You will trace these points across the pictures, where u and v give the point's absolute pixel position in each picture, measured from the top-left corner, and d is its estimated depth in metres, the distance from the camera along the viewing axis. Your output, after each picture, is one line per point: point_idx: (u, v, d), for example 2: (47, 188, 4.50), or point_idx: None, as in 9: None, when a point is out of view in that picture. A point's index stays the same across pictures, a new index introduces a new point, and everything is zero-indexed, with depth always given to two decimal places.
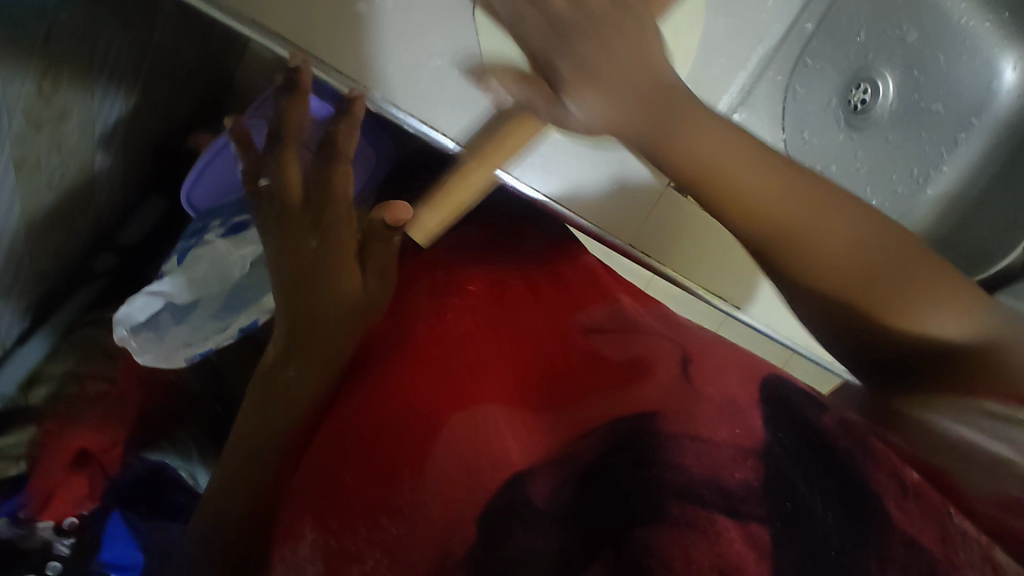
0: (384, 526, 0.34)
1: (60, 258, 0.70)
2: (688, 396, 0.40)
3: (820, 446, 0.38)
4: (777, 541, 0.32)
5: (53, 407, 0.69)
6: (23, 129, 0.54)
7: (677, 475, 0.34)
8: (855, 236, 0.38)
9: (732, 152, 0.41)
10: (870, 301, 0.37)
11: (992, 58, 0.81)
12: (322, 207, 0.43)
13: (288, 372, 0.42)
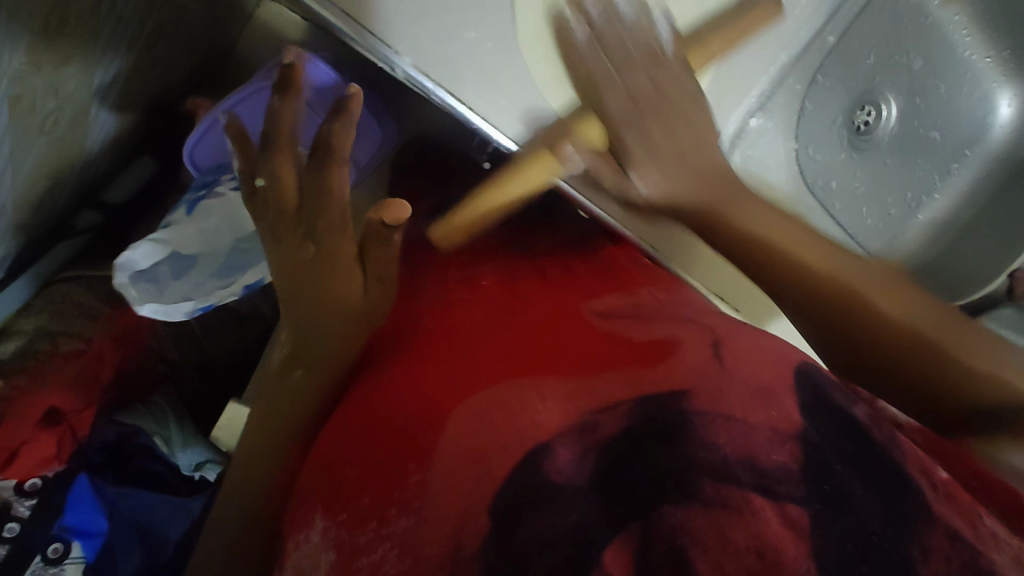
0: (393, 519, 0.31)
1: (42, 211, 0.67)
2: (720, 375, 0.36)
3: (858, 433, 0.33)
4: (817, 523, 0.28)
5: (21, 363, 0.65)
6: (22, 67, 0.52)
7: (712, 454, 0.30)
8: (879, 286, 0.38)
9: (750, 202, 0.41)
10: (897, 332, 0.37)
11: (988, 94, 0.72)
12: (313, 214, 0.38)
13: (295, 374, 0.45)
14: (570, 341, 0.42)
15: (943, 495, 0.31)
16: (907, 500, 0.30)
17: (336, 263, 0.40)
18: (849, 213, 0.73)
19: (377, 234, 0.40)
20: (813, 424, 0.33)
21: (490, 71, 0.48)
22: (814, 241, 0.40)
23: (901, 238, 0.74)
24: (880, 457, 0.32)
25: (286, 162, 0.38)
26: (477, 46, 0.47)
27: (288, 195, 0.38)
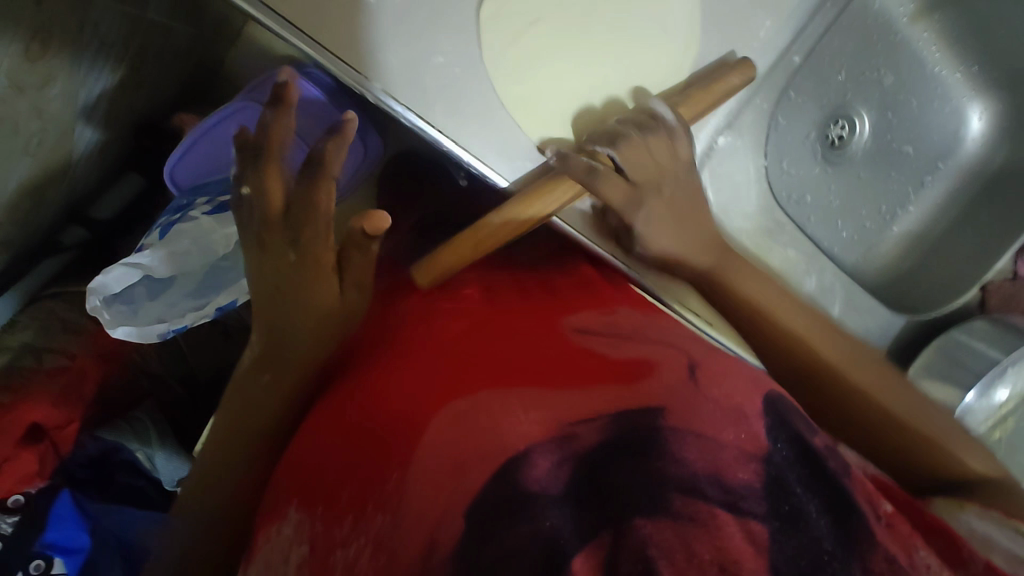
0: (369, 517, 0.33)
1: (27, 230, 0.68)
2: (690, 395, 0.37)
3: (814, 462, 0.36)
4: (776, 536, 0.31)
5: (7, 378, 0.64)
6: (5, 92, 0.53)
7: (682, 469, 0.32)
8: (894, 384, 0.50)
9: (785, 309, 0.52)
10: (919, 434, 0.48)
11: (959, 108, 0.73)
12: (297, 225, 0.38)
13: (262, 377, 0.43)
14: (545, 357, 0.40)
15: (885, 525, 0.34)
16: (853, 523, 0.33)
17: (316, 263, 0.40)
18: (825, 225, 0.74)
19: (357, 241, 0.40)
20: (775, 445, 0.36)
21: (462, 97, 0.48)
22: (809, 321, 0.52)
23: (877, 249, 0.75)
24: (834, 483, 0.35)
25: (274, 173, 0.36)
26: (446, 71, 0.47)
27: (273, 201, 0.37)
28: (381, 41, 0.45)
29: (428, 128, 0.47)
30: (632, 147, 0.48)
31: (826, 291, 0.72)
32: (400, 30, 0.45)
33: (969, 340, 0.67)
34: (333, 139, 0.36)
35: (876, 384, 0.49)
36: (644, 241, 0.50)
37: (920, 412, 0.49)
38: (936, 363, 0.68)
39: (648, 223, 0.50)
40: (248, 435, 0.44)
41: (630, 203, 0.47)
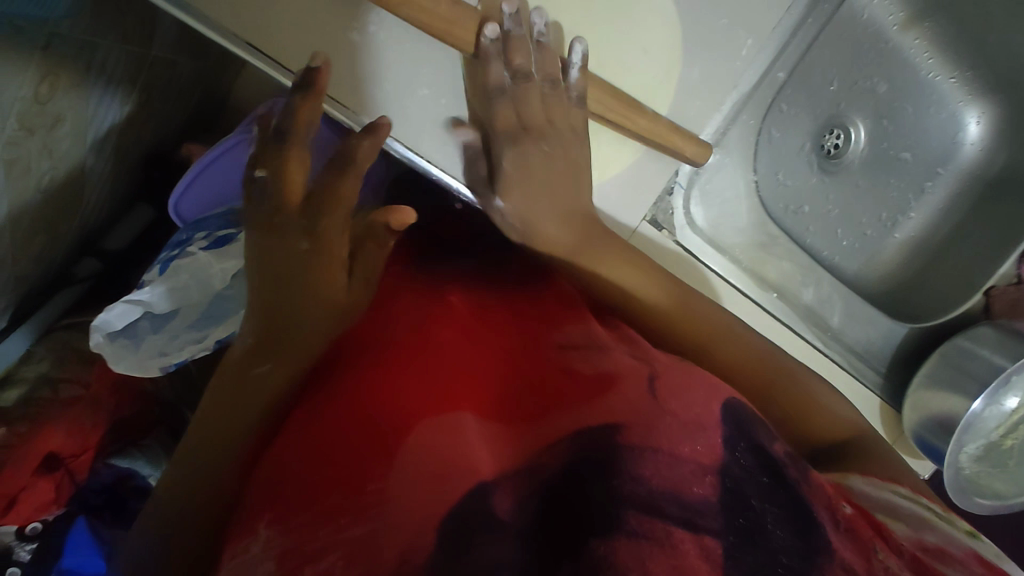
0: (347, 527, 0.31)
1: (40, 264, 0.70)
2: (651, 412, 0.35)
3: (773, 473, 0.35)
4: (730, 552, 0.30)
5: (24, 410, 0.69)
6: (16, 134, 0.55)
7: (638, 487, 0.31)
8: (759, 347, 0.51)
9: (627, 269, 0.51)
10: (776, 389, 0.50)
11: (956, 113, 0.72)
12: (320, 211, 0.42)
13: (258, 368, 0.41)
14: (531, 381, 0.42)
15: (844, 530, 0.33)
16: (817, 537, 0.32)
17: (328, 259, 0.42)
18: (824, 236, 0.74)
19: (378, 235, 0.45)
20: (733, 456, 0.34)
21: (446, 123, 0.49)
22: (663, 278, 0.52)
23: (877, 259, 0.75)
24: (793, 494, 0.34)
25: (296, 163, 0.42)
26: (431, 102, 0.48)
27: (293, 193, 0.42)
28: (372, 79, 0.46)
29: (420, 158, 0.49)
30: (528, 95, 0.48)
31: (823, 303, 0.71)
32: (389, 66, 0.46)
33: (974, 347, 0.66)
34: (367, 139, 0.43)
35: (741, 341, 0.51)
36: (501, 187, 0.49)
37: (782, 360, 0.52)
38: (939, 370, 0.66)
39: (513, 171, 0.49)
40: (223, 436, 0.41)
41: (506, 132, 0.48)
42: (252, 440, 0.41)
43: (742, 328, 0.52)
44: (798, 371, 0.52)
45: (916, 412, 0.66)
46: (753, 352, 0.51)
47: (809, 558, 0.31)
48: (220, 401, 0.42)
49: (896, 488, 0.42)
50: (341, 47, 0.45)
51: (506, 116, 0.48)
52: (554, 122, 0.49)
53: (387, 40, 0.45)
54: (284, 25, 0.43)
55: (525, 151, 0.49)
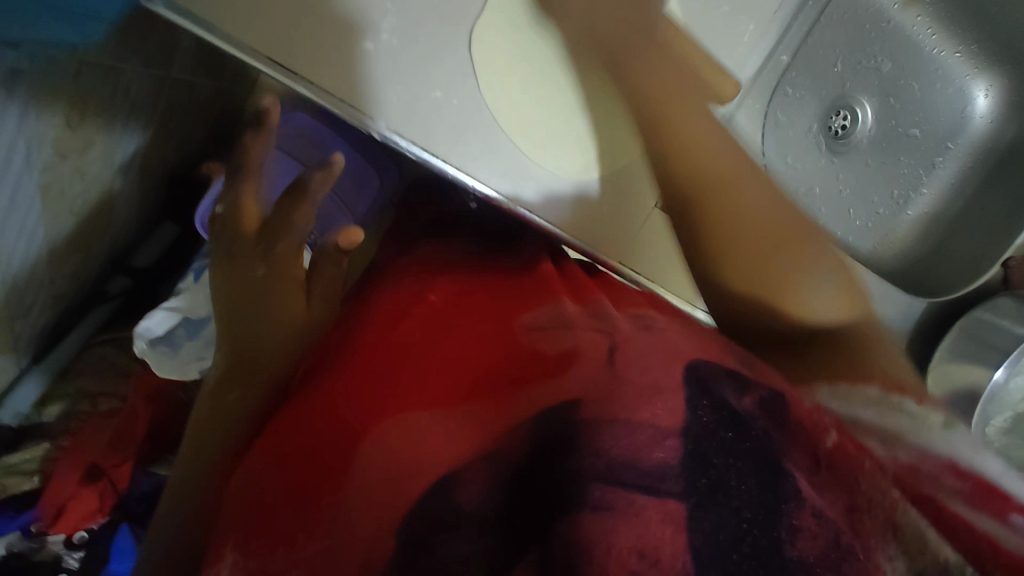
0: (304, 545, 0.31)
1: (76, 283, 0.74)
2: (616, 379, 0.36)
3: (738, 419, 0.34)
4: (694, 513, 0.30)
5: (65, 424, 0.75)
6: (51, 159, 0.58)
7: (598, 460, 0.32)
8: (772, 207, 0.48)
9: (679, 101, 0.52)
10: (781, 243, 0.47)
11: (963, 87, 0.72)
12: (271, 242, 0.45)
13: (230, 395, 0.43)
14: (492, 362, 0.41)
15: (825, 469, 0.34)
16: (785, 483, 0.31)
17: (286, 281, 0.45)
18: (838, 215, 0.75)
19: (334, 258, 0.48)
20: (694, 412, 0.34)
21: (464, 126, 0.51)
22: (712, 128, 0.52)
23: (891, 236, 0.75)
24: (754, 441, 0.33)
25: (250, 198, 0.45)
26: (445, 104, 0.50)
27: (248, 224, 0.45)
28: (381, 84, 0.48)
29: (436, 160, 0.52)
30: None
31: None
32: (398, 69, 0.48)
33: (993, 318, 0.66)
34: (320, 173, 0.46)
35: (752, 204, 0.48)
36: None
37: (786, 222, 0.48)
38: (962, 343, 0.66)
39: None
40: (200, 457, 0.42)
41: None
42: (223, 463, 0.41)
43: (757, 188, 0.50)
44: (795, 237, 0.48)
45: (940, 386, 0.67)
46: (755, 211, 0.48)
47: (775, 507, 0.30)
48: (198, 425, 0.44)
49: (870, 391, 0.41)
50: (353, 55, 0.46)
51: None
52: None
53: (399, 46, 0.47)
54: (296, 36, 0.45)
55: None
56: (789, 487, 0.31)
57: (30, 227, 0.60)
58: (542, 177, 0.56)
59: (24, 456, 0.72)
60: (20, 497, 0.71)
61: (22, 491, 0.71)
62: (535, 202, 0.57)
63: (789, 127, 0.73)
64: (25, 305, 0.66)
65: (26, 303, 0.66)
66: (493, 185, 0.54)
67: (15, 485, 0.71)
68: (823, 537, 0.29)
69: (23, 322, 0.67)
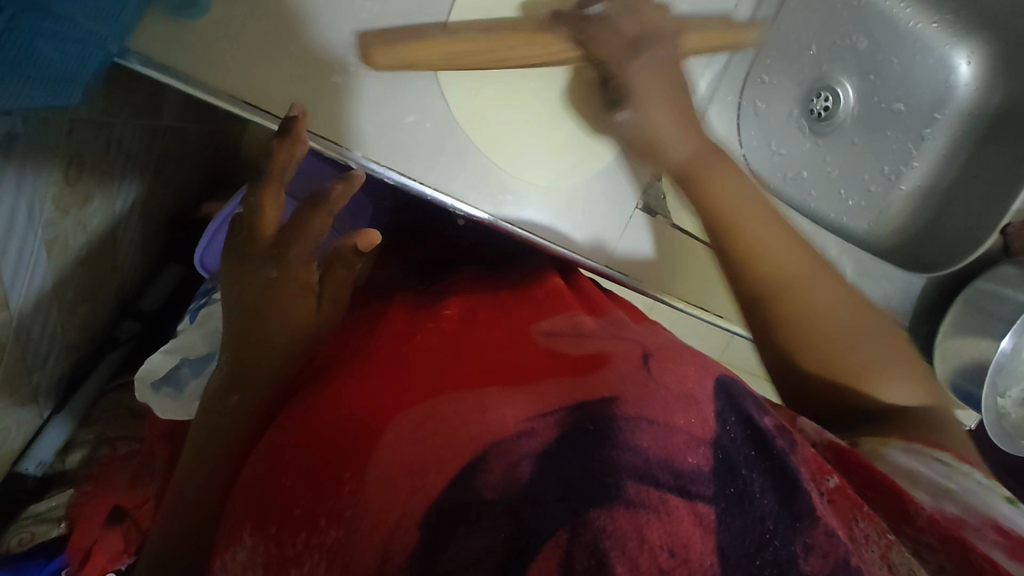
0: (323, 529, 0.33)
1: (87, 330, 0.77)
2: (644, 381, 0.40)
3: (761, 437, 0.39)
4: (722, 517, 0.33)
5: (87, 470, 0.78)
6: (52, 215, 0.61)
7: (636, 456, 0.34)
8: (848, 311, 0.52)
9: (755, 215, 0.53)
10: (858, 339, 0.51)
11: (944, 57, 0.71)
12: (285, 245, 0.45)
13: (232, 398, 0.45)
14: (511, 362, 0.43)
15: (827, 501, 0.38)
16: (800, 497, 0.37)
17: (296, 285, 0.45)
18: (828, 198, 0.74)
19: (347, 258, 0.48)
20: (724, 427, 0.38)
21: (441, 148, 0.52)
22: (786, 235, 0.53)
23: (886, 213, 0.74)
24: (775, 457, 0.39)
25: (270, 206, 0.45)
26: (419, 128, 0.51)
27: (267, 228, 0.45)
28: (352, 112, 0.48)
29: (412, 182, 0.51)
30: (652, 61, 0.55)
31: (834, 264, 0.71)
32: (370, 96, 0.48)
33: (996, 287, 0.65)
34: (342, 185, 0.46)
35: (828, 303, 0.51)
36: (631, 94, 0.55)
37: (863, 329, 0.52)
38: (965, 316, 0.66)
39: (643, 71, 0.55)
40: (218, 447, 0.45)
41: (626, 51, 0.54)
42: (235, 452, 0.44)
43: (838, 290, 0.52)
44: (866, 330, 0.52)
45: (946, 360, 0.67)
46: (831, 311, 0.51)
47: (791, 524, 0.35)
48: (207, 418, 0.46)
49: (939, 455, 0.45)
50: (325, 90, 0.47)
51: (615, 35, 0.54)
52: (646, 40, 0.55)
53: (366, 76, 0.48)
54: (262, 73, 0.45)
55: (650, 64, 0.55)
56: (804, 505, 0.36)
57: (38, 282, 0.62)
58: (535, 201, 0.58)
59: (52, 503, 0.75)
60: (48, 544, 0.72)
61: (50, 538, 0.73)
62: (517, 216, 0.57)
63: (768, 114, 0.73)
64: (41, 356, 0.69)
65: (42, 354, 0.68)
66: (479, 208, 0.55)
67: (45, 532, 0.73)
68: (831, 553, 0.34)
69: (40, 372, 0.70)
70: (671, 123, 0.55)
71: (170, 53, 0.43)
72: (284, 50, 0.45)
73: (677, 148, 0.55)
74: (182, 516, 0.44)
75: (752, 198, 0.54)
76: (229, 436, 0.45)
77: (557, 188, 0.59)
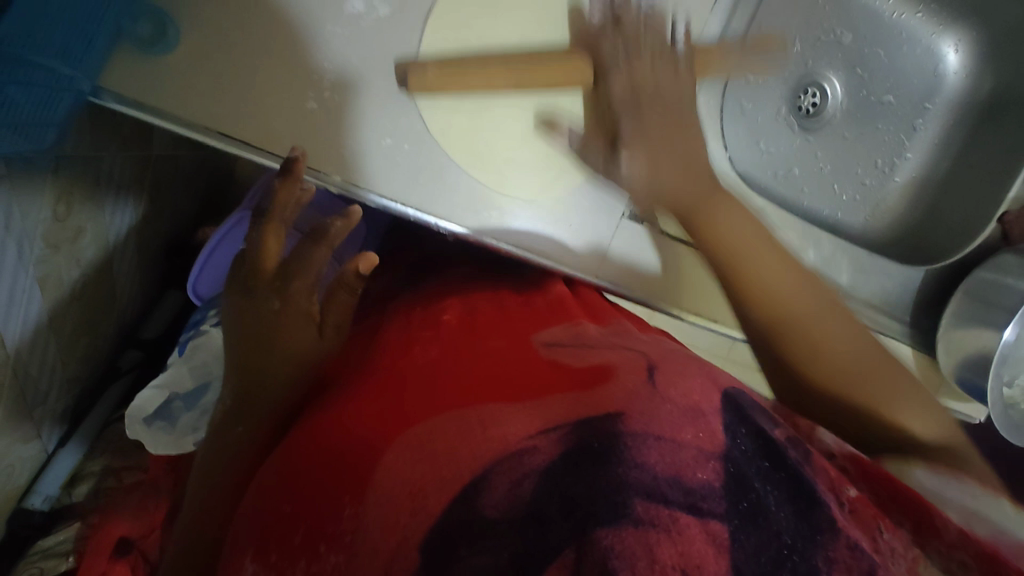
0: (323, 555, 0.31)
1: (88, 362, 0.77)
2: (650, 400, 0.37)
3: (775, 450, 0.38)
4: (736, 534, 0.31)
5: (95, 501, 0.78)
6: (43, 253, 0.61)
7: (643, 474, 0.32)
8: (853, 339, 0.50)
9: (747, 240, 0.53)
10: (871, 371, 0.49)
11: (931, 46, 0.70)
12: (288, 277, 0.46)
13: (237, 428, 0.43)
14: (511, 373, 0.41)
15: (849, 512, 0.36)
16: (817, 511, 0.35)
17: (298, 312, 0.45)
18: (820, 193, 0.73)
19: (351, 284, 0.48)
20: (735, 441, 0.36)
21: (418, 167, 0.52)
22: (782, 262, 0.53)
23: (882, 206, 0.73)
24: (791, 472, 0.37)
25: (272, 240, 0.46)
26: (398, 150, 0.51)
27: (269, 259, 0.46)
28: (349, 144, 0.49)
29: (395, 203, 0.52)
30: (654, 114, 0.54)
31: (827, 263, 0.66)
32: (367, 125, 0.49)
33: (997, 276, 0.63)
34: (342, 220, 0.49)
35: (828, 332, 0.50)
36: (624, 144, 0.53)
37: (872, 359, 0.49)
38: (967, 308, 0.64)
39: (637, 130, 0.53)
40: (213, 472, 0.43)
41: (626, 103, 0.53)
42: (230, 484, 0.41)
43: (840, 321, 0.50)
44: (871, 358, 0.49)
45: (953, 354, 0.66)
46: (832, 341, 0.49)
47: (810, 538, 0.33)
48: (210, 443, 0.44)
49: (958, 475, 0.43)
50: (304, 120, 0.47)
51: (623, 91, 0.53)
52: (651, 94, 0.54)
53: (342, 103, 0.48)
54: (240, 108, 0.45)
55: (644, 117, 0.53)
56: (823, 517, 0.34)
57: (33, 319, 0.62)
58: (523, 215, 0.57)
59: (59, 538, 0.75)
60: None
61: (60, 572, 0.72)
62: (503, 230, 0.56)
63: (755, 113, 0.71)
64: (42, 392, 0.69)
65: (42, 390, 0.69)
66: (456, 223, 0.54)
67: (54, 567, 0.72)
68: (855, 568, 0.32)
69: (41, 408, 0.70)
70: (669, 174, 0.54)
71: (141, 90, 0.43)
72: (259, 82, 0.45)
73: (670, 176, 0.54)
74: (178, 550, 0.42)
75: (739, 222, 0.54)
76: (220, 464, 0.43)
77: (540, 198, 0.58)
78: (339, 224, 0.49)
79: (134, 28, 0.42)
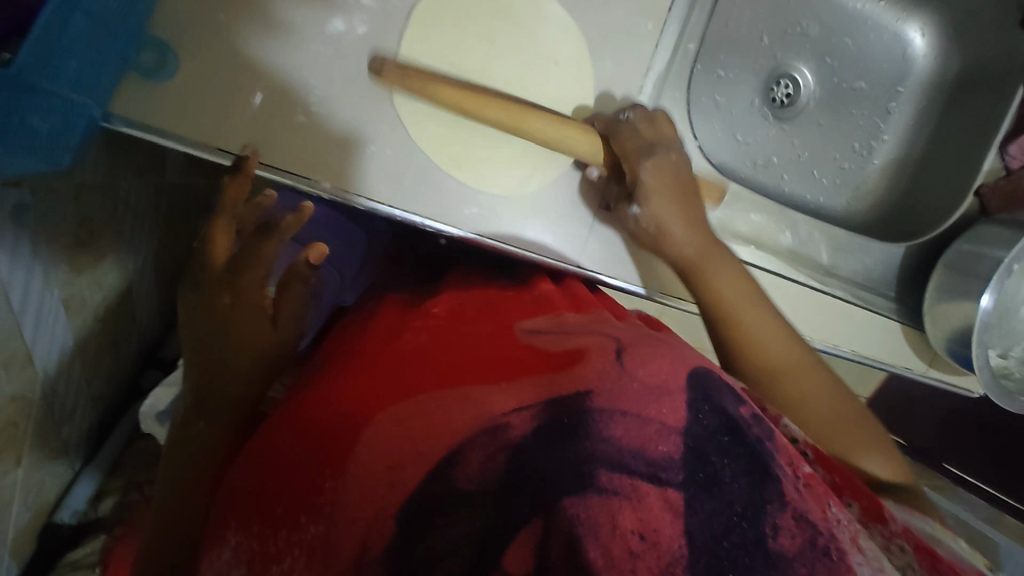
0: (304, 526, 0.34)
1: (112, 380, 0.82)
2: (617, 379, 0.39)
3: (737, 430, 0.38)
4: (691, 502, 0.34)
5: (120, 515, 0.81)
6: (67, 275, 0.66)
7: (609, 447, 0.35)
8: (838, 397, 0.52)
9: (740, 292, 0.55)
10: (856, 427, 0.50)
11: (897, 33, 0.73)
12: (238, 271, 0.48)
13: (198, 425, 0.46)
14: (492, 354, 0.44)
15: (804, 485, 0.38)
16: (774, 482, 0.37)
17: (250, 304, 0.48)
18: (800, 179, 0.75)
19: (300, 273, 0.52)
20: (697, 418, 0.38)
21: (401, 170, 0.55)
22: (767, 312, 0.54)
23: (863, 188, 0.75)
24: (754, 451, 0.38)
25: (222, 233, 0.49)
26: (378, 155, 0.54)
27: (219, 256, 0.48)
28: (343, 147, 0.52)
29: (382, 206, 0.54)
30: (664, 159, 0.57)
31: (806, 244, 0.67)
32: (354, 131, 0.53)
33: (976, 247, 0.64)
34: (290, 216, 0.49)
35: (816, 389, 0.51)
36: (642, 193, 0.56)
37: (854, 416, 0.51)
38: (948, 279, 0.65)
39: (653, 179, 0.55)
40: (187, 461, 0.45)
41: (640, 151, 0.56)
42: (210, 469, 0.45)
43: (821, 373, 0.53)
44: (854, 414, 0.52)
45: (938, 325, 0.67)
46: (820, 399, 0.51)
47: (761, 505, 0.36)
48: (182, 433, 0.47)
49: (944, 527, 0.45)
50: (293, 131, 0.51)
51: (636, 140, 0.57)
52: (658, 140, 0.58)
53: (330, 113, 0.52)
54: (236, 126, 0.50)
55: (660, 165, 0.56)
56: (773, 490, 0.36)
57: (59, 338, 0.66)
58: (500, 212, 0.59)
59: (87, 550, 0.78)
60: None
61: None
62: (483, 227, 0.58)
63: (730, 106, 0.73)
64: (69, 409, 0.73)
65: (69, 406, 0.73)
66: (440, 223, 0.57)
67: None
68: (800, 535, 0.35)
69: (69, 425, 0.75)
70: (681, 223, 0.56)
71: (147, 113, 0.48)
72: (253, 101, 0.50)
73: (678, 237, 0.56)
74: (152, 540, 0.44)
75: (736, 275, 0.56)
76: (196, 455, 0.46)
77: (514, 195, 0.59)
78: (288, 219, 0.49)
79: (139, 58, 0.47)
